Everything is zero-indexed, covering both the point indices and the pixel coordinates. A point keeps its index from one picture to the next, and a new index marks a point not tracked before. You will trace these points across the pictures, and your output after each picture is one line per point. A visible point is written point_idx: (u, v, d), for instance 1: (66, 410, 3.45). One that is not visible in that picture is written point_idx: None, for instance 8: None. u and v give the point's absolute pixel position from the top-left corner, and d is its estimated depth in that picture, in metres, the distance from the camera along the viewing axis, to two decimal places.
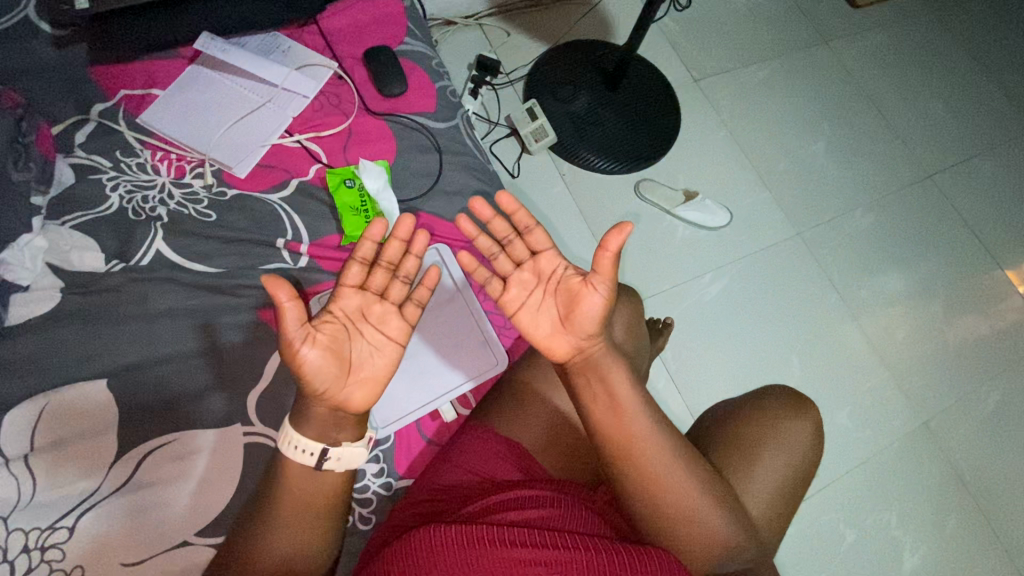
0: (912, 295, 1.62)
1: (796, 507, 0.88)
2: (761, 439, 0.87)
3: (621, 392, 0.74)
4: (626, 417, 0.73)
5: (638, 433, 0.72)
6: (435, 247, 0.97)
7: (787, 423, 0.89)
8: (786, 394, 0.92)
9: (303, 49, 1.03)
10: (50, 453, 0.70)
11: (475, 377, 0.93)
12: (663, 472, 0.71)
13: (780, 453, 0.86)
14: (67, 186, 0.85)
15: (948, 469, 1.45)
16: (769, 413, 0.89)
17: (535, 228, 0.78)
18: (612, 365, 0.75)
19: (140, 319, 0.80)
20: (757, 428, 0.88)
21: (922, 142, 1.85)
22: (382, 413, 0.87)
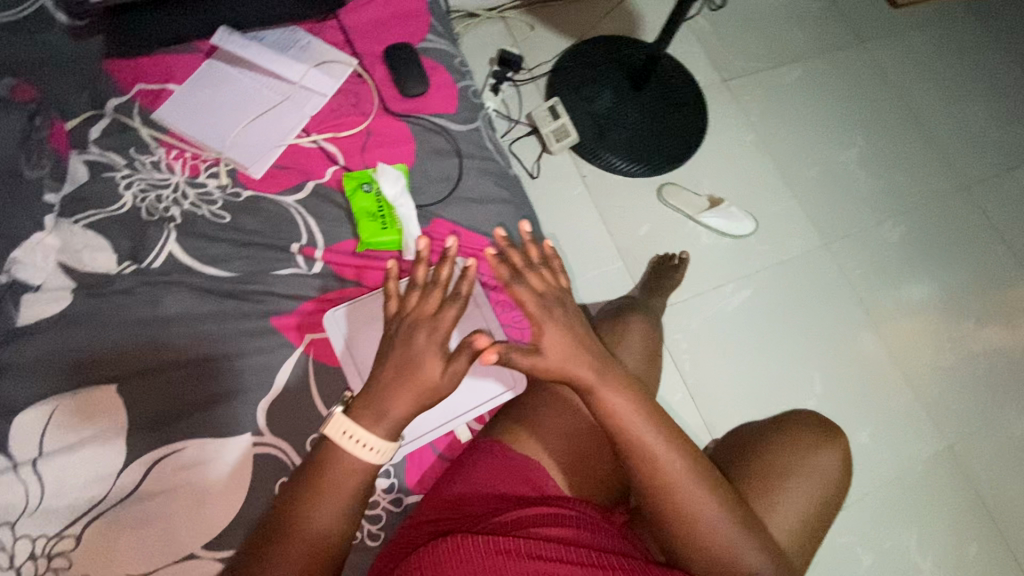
0: (942, 312, 1.56)
1: (822, 536, 0.85)
2: (788, 466, 0.84)
3: (624, 410, 0.68)
4: (631, 434, 0.68)
5: (647, 450, 0.68)
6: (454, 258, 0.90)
7: (815, 452, 0.85)
8: (812, 419, 0.90)
9: (322, 44, 0.99)
10: (58, 460, 0.70)
11: (490, 398, 0.90)
12: (681, 490, 0.68)
13: (811, 482, 0.83)
14: (80, 184, 0.83)
15: (971, 494, 1.40)
16: (797, 435, 0.87)
17: (512, 288, 0.66)
18: (604, 384, 0.68)
19: (151, 323, 0.78)
20: (787, 452, 0.85)
21: (959, 151, 1.78)
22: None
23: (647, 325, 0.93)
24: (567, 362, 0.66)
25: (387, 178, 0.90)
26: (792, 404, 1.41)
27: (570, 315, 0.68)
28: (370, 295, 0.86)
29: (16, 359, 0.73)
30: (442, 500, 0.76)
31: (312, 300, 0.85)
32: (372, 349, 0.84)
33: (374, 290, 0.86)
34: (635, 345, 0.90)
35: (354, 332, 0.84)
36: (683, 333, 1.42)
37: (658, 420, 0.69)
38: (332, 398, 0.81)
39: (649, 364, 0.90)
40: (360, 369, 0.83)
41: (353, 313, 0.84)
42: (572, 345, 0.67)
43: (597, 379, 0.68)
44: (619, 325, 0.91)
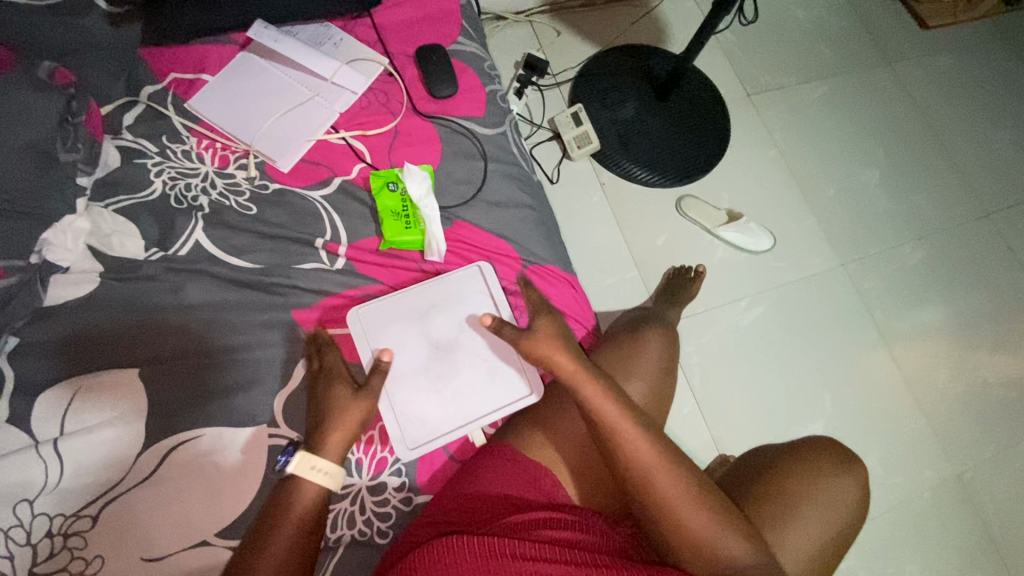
0: (958, 339, 1.55)
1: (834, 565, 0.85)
2: (803, 493, 0.84)
3: (612, 411, 0.72)
4: (619, 436, 0.72)
5: (641, 453, 0.71)
6: (477, 263, 0.91)
7: (833, 481, 0.85)
8: (834, 449, 0.89)
9: (355, 42, 1.00)
10: (78, 440, 0.71)
11: (509, 402, 0.88)
12: (678, 496, 0.70)
13: (826, 513, 0.84)
14: (113, 169, 0.85)
15: (977, 525, 1.39)
16: (818, 465, 0.86)
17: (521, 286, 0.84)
18: (585, 380, 0.74)
19: (175, 310, 0.79)
20: (808, 482, 0.85)
21: (983, 177, 1.76)
22: (411, 434, 0.82)
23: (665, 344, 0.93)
24: (553, 351, 0.76)
25: (412, 177, 0.90)
26: (801, 425, 1.40)
27: (552, 325, 0.79)
28: (395, 295, 0.87)
29: (44, 338, 0.75)
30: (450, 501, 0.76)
31: (334, 295, 0.86)
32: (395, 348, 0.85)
33: (398, 290, 0.87)
34: (651, 360, 0.90)
35: (377, 330, 0.84)
36: (695, 346, 1.42)
37: (645, 428, 0.73)
38: None
39: (664, 375, 0.90)
40: None
41: (378, 313, 0.86)
42: (557, 341, 0.77)
43: (574, 375, 0.74)
44: (637, 338, 0.91)
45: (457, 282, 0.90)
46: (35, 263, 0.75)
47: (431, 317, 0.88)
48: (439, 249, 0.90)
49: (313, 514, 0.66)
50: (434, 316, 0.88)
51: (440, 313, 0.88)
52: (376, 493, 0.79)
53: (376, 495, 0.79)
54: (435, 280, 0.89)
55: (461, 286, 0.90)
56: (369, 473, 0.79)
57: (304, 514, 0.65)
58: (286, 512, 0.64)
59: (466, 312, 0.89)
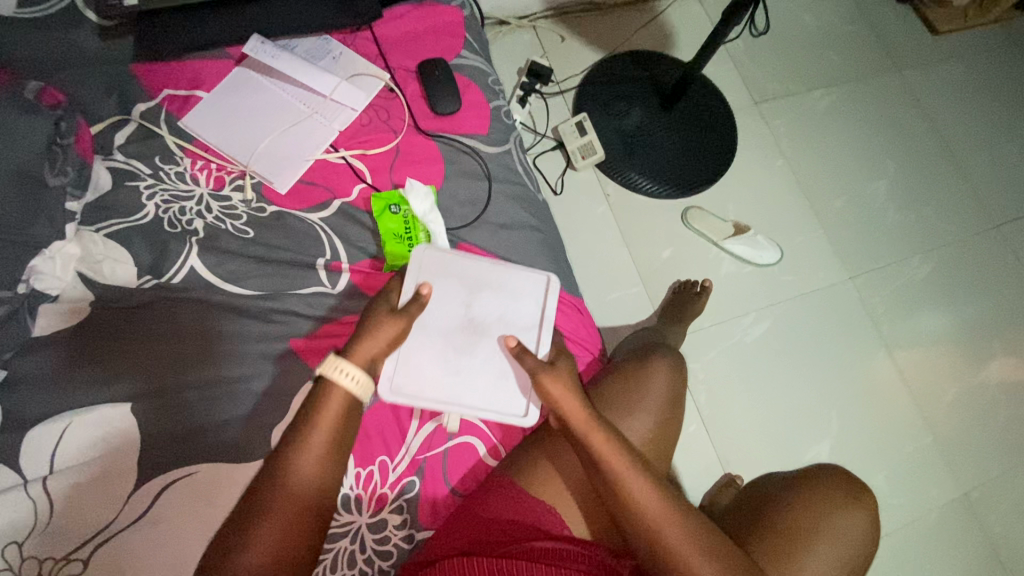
0: (967, 354, 1.53)
1: None
2: (813, 527, 0.82)
3: (624, 467, 0.71)
4: (628, 494, 0.70)
5: (650, 511, 0.70)
6: (547, 275, 0.90)
7: (843, 514, 0.84)
8: (840, 480, 0.88)
9: (355, 56, 0.96)
10: (70, 479, 0.68)
11: (503, 411, 0.83)
12: (686, 554, 0.68)
13: (838, 546, 0.82)
14: (103, 192, 0.81)
15: (985, 545, 1.37)
16: (827, 498, 0.85)
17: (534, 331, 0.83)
18: (598, 434, 0.72)
19: (169, 340, 0.76)
20: (817, 514, 0.83)
21: (993, 187, 1.73)
22: (401, 379, 0.81)
23: (672, 377, 0.90)
24: (562, 398, 0.74)
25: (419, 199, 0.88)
26: (807, 443, 1.38)
27: (569, 370, 0.78)
28: (454, 256, 0.87)
29: (32, 371, 0.72)
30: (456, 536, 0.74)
31: (333, 322, 0.82)
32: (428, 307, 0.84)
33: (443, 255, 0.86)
34: (658, 390, 0.87)
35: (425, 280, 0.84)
36: (701, 363, 1.40)
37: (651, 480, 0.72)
38: None
39: (671, 405, 0.88)
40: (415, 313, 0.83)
41: (434, 263, 0.85)
42: (574, 391, 0.75)
43: (588, 427, 0.72)
44: (643, 369, 0.88)
45: (520, 278, 0.88)
46: (22, 292, 0.73)
47: (482, 293, 0.86)
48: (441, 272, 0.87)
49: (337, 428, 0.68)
50: (485, 293, 0.86)
51: (489, 292, 0.87)
52: (377, 531, 0.77)
53: (377, 533, 0.76)
54: (501, 265, 0.88)
55: (521, 282, 0.88)
56: (368, 510, 0.76)
57: (330, 428, 0.67)
58: (314, 418, 0.67)
59: (511, 307, 0.86)
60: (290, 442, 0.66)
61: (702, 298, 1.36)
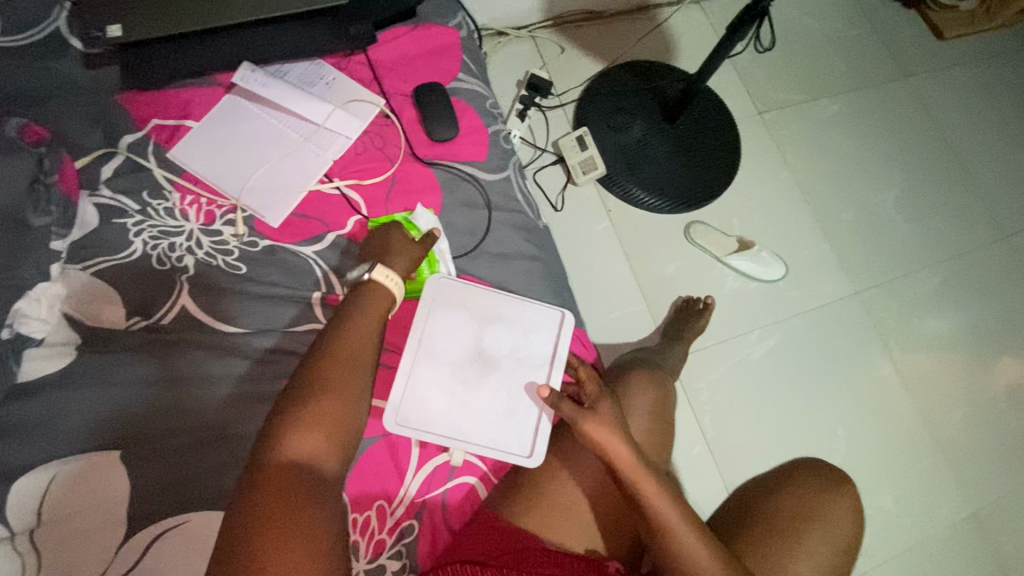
0: (977, 370, 1.50)
1: None
2: (797, 518, 0.88)
3: (673, 517, 0.70)
4: (676, 541, 0.70)
5: (694, 556, 0.69)
6: (562, 311, 0.87)
7: (832, 506, 0.89)
8: (825, 474, 0.93)
9: (349, 81, 0.93)
10: (57, 533, 0.66)
11: (505, 450, 0.79)
12: None
13: (821, 534, 0.87)
14: (90, 229, 0.79)
15: (995, 565, 1.35)
16: (809, 489, 0.91)
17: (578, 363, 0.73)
18: (649, 484, 0.70)
19: (159, 384, 0.74)
20: (799, 506, 0.89)
21: (1002, 196, 1.70)
22: (404, 410, 0.78)
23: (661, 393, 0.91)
24: (613, 450, 0.69)
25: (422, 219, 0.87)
26: None
27: (614, 414, 0.71)
28: (467, 286, 0.85)
29: (16, 420, 0.69)
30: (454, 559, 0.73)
31: None
32: (436, 337, 0.82)
33: (455, 286, 0.84)
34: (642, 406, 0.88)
35: (437, 308, 0.83)
36: (706, 382, 1.37)
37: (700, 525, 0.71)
38: None
39: (661, 418, 0.89)
40: (424, 341, 0.81)
41: (448, 291, 0.84)
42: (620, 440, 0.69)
43: (640, 478, 0.70)
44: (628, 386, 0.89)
45: (534, 312, 0.86)
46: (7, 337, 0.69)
47: (493, 325, 0.84)
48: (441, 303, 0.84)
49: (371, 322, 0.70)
50: (497, 325, 0.84)
51: (502, 325, 0.84)
52: None
53: None
54: (514, 297, 0.86)
55: (535, 318, 0.85)
56: (366, 556, 0.74)
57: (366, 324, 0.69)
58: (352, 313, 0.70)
59: (523, 342, 0.83)
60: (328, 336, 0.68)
61: (703, 316, 1.34)
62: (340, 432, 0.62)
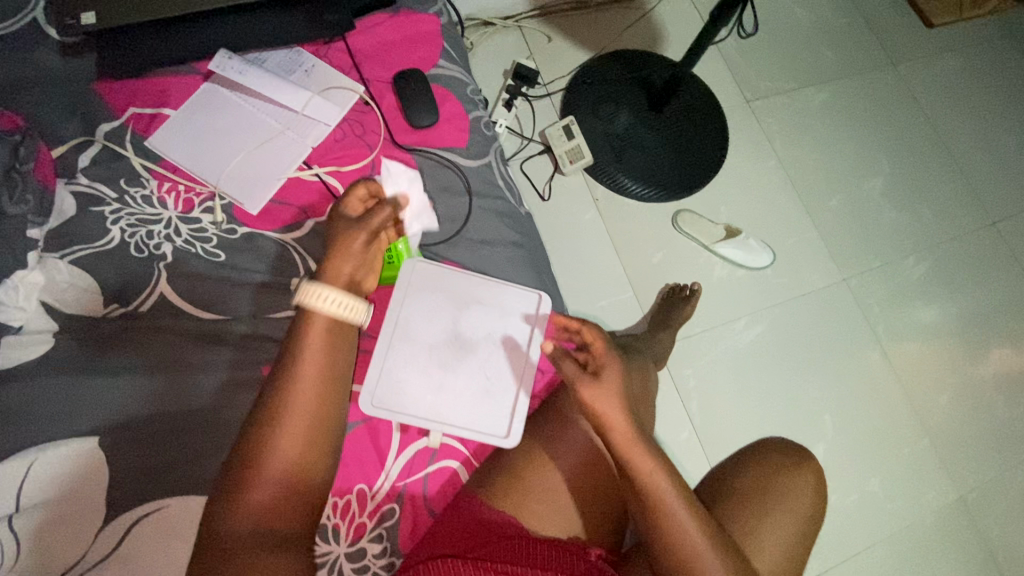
0: (964, 354, 1.51)
1: (804, 560, 0.91)
2: (763, 490, 0.91)
3: (665, 492, 0.70)
4: (666, 517, 0.70)
5: (684, 533, 0.70)
6: (539, 292, 0.89)
7: (793, 483, 0.92)
8: (788, 449, 0.96)
9: (328, 69, 0.93)
10: (35, 519, 0.66)
11: (483, 430, 0.82)
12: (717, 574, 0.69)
13: (789, 508, 0.90)
14: (67, 217, 0.79)
15: (980, 547, 1.36)
16: (773, 465, 0.94)
17: (588, 328, 0.75)
18: (642, 458, 0.70)
19: (138, 372, 0.74)
20: (766, 481, 0.92)
21: (989, 183, 1.70)
22: (382, 392, 0.80)
23: (642, 375, 0.92)
24: (609, 419, 0.71)
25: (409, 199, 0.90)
26: None
27: (616, 387, 0.72)
28: (444, 270, 0.87)
29: None
30: (436, 540, 0.73)
31: None
32: (415, 321, 0.84)
33: (432, 270, 0.86)
34: None
35: (416, 292, 0.85)
36: (693, 369, 1.38)
37: (690, 502, 0.72)
38: None
39: (647, 398, 0.90)
40: (402, 326, 0.84)
41: (426, 276, 0.86)
42: (617, 412, 0.71)
43: (633, 450, 0.71)
44: None
45: (511, 295, 0.88)
46: None
47: (470, 309, 0.86)
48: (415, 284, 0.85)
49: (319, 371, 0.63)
50: (474, 309, 0.86)
51: (479, 308, 0.87)
52: (356, 562, 0.74)
53: (356, 564, 0.74)
54: (491, 280, 0.88)
55: (514, 301, 0.88)
56: (347, 540, 0.74)
57: (313, 372, 0.63)
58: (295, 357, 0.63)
59: (503, 326, 0.87)
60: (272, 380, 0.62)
61: (689, 304, 1.34)
62: (317, 467, 0.62)
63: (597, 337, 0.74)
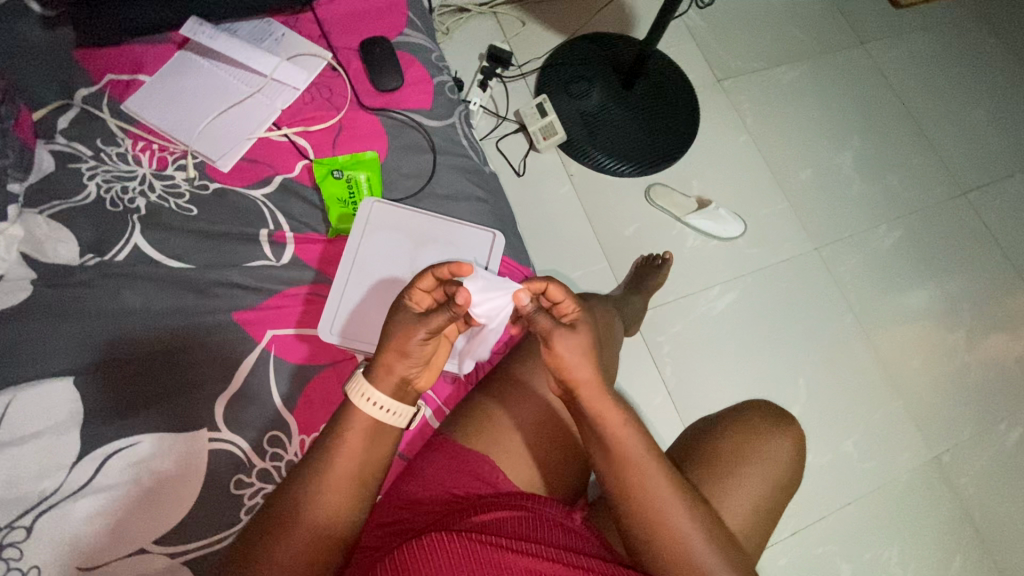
0: (936, 319, 1.53)
1: (775, 520, 0.87)
2: (739, 451, 0.87)
3: (634, 444, 0.69)
4: (636, 469, 0.69)
5: (653, 486, 0.69)
6: (493, 232, 0.92)
7: (769, 444, 0.88)
8: (769, 410, 0.92)
9: (297, 37, 0.99)
10: (11, 451, 0.68)
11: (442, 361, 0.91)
12: (681, 529, 0.69)
13: (762, 467, 0.86)
14: (46, 173, 0.83)
15: (955, 507, 1.38)
16: (749, 426, 0.89)
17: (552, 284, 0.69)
18: (609, 407, 0.69)
19: (113, 315, 0.77)
20: (742, 439, 0.88)
21: (957, 155, 1.74)
22: (341, 322, 0.84)
23: (605, 324, 0.95)
24: (578, 371, 0.67)
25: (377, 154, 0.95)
26: None
27: (588, 337, 0.68)
28: (403, 211, 0.91)
29: None
30: (407, 487, 0.78)
31: (277, 295, 0.85)
32: (375, 259, 0.88)
33: (394, 216, 0.90)
34: None
35: (375, 232, 0.88)
36: (667, 336, 1.41)
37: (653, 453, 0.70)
38: (292, 396, 0.80)
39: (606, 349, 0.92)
40: (361, 262, 0.87)
41: (386, 218, 0.90)
42: (587, 362, 0.67)
43: (602, 401, 0.69)
44: None
45: (467, 235, 0.91)
46: None
47: (427, 247, 0.89)
48: (373, 226, 0.89)
49: (360, 454, 0.67)
50: (431, 247, 0.89)
51: (436, 247, 0.90)
52: None
53: None
54: (449, 221, 0.91)
55: (470, 240, 0.91)
56: None
57: (354, 461, 0.66)
58: (339, 439, 0.66)
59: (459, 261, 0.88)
60: (314, 455, 0.66)
61: (660, 270, 1.38)
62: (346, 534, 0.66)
63: (563, 291, 0.69)
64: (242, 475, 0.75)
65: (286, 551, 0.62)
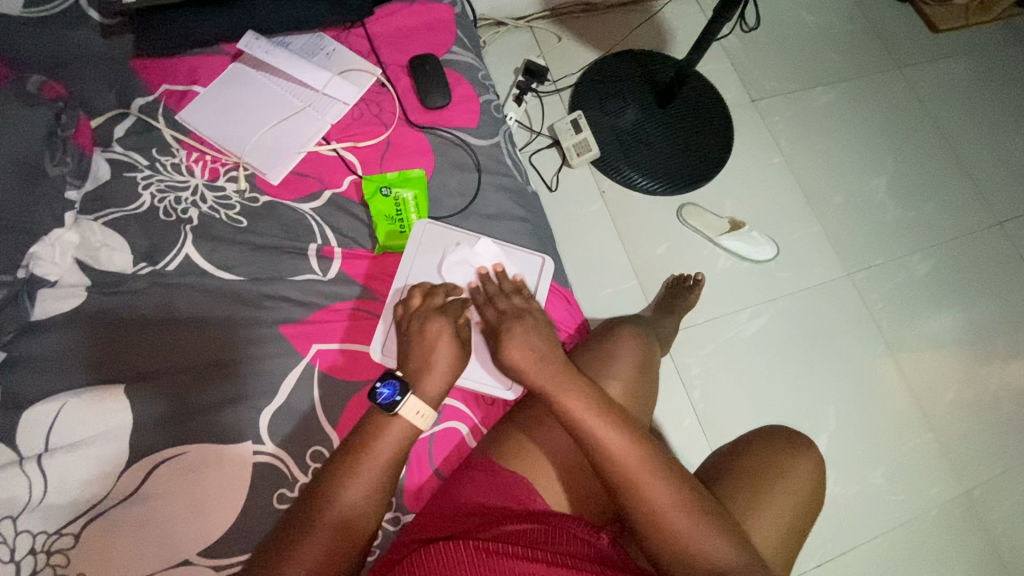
0: (968, 351, 1.51)
1: (802, 543, 0.86)
2: (766, 470, 0.86)
3: (596, 424, 0.71)
4: (603, 446, 0.70)
5: (627, 460, 0.69)
6: (541, 256, 0.94)
7: (793, 464, 0.87)
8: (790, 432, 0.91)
9: (348, 52, 1.00)
10: (62, 456, 0.69)
11: (487, 384, 0.90)
12: (667, 506, 0.68)
13: (789, 488, 0.85)
14: (102, 182, 0.85)
15: (986, 543, 1.35)
16: (774, 446, 0.89)
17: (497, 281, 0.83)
18: (567, 391, 0.73)
19: (163, 323, 0.78)
20: (768, 459, 0.87)
21: (994, 184, 1.72)
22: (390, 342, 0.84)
23: (645, 349, 0.93)
24: (526, 365, 0.75)
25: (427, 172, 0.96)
26: None
27: (535, 334, 0.78)
28: (451, 231, 0.91)
29: (32, 351, 0.74)
30: (439, 503, 0.78)
31: (324, 309, 0.85)
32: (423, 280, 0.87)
33: (441, 237, 0.91)
34: (626, 359, 0.89)
35: (425, 252, 0.89)
36: (695, 358, 1.40)
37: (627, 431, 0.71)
38: (334, 411, 0.80)
39: (642, 378, 0.90)
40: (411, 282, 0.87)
41: (435, 238, 0.90)
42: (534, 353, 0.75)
43: (558, 385, 0.73)
44: (610, 343, 0.91)
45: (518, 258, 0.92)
46: (22, 276, 0.75)
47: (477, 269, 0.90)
48: (422, 246, 0.89)
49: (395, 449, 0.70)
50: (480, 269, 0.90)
51: None
52: None
53: None
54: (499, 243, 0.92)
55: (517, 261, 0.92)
56: None
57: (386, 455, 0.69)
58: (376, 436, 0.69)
59: None
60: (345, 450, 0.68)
61: (692, 292, 1.36)
62: (370, 523, 0.68)
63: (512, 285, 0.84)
64: (283, 489, 0.75)
65: (313, 542, 0.63)
